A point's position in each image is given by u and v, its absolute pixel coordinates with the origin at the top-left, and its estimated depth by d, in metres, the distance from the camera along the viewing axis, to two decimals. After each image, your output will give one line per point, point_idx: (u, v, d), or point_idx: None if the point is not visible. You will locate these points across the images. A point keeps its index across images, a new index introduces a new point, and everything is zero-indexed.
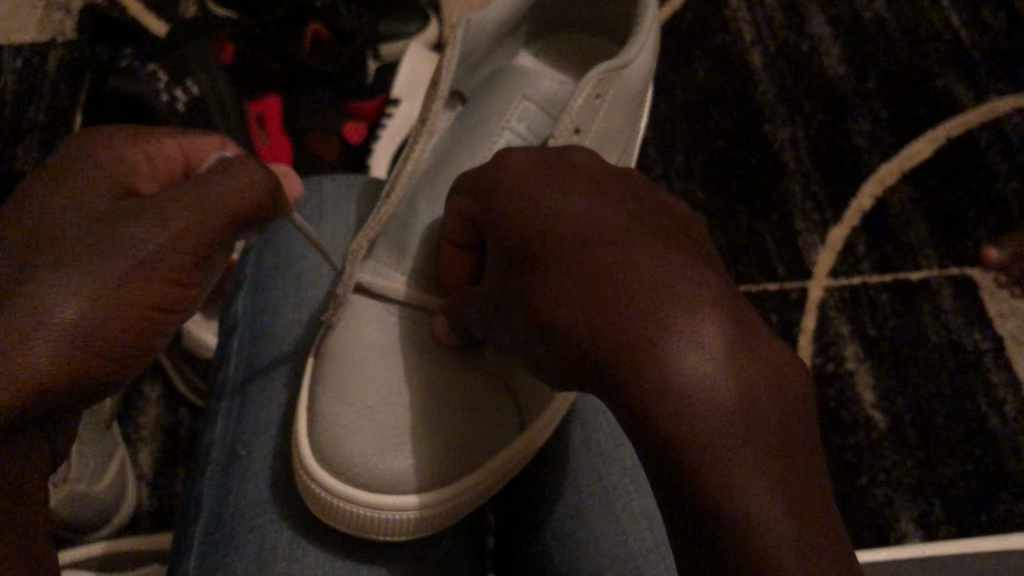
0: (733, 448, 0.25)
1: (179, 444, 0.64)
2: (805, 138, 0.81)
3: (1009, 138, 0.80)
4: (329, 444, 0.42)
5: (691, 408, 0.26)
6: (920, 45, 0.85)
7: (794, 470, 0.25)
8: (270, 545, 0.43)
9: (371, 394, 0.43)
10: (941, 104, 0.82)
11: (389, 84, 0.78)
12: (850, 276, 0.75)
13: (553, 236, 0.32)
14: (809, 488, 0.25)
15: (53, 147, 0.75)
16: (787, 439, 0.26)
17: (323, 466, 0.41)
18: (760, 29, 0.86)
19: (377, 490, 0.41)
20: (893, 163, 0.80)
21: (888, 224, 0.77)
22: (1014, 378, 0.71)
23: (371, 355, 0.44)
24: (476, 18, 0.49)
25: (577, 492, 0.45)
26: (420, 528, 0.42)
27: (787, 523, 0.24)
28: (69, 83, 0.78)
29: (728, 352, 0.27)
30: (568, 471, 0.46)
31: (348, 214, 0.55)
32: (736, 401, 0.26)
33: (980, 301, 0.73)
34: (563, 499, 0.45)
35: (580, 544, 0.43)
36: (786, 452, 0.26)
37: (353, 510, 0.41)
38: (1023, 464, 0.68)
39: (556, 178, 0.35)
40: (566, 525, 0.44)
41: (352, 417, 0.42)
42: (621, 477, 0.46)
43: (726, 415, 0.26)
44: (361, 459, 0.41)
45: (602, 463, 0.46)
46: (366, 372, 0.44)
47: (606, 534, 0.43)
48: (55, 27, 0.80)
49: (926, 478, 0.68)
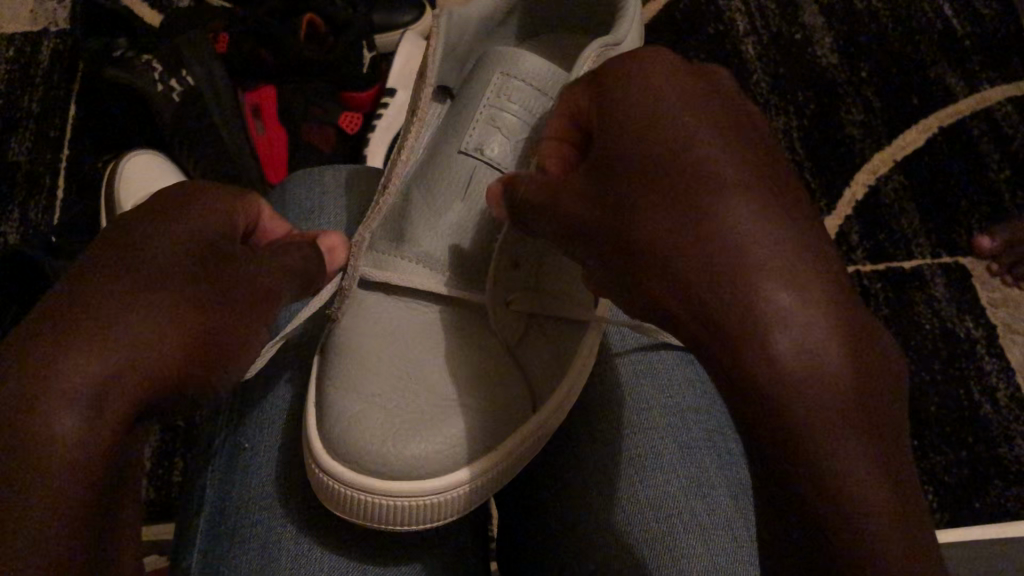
0: (809, 392, 0.25)
1: (178, 436, 0.64)
2: (799, 127, 0.81)
3: (1001, 126, 0.81)
4: (342, 436, 0.42)
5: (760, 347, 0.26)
6: (913, 34, 0.86)
7: (871, 419, 0.26)
8: (274, 540, 0.43)
9: (384, 391, 0.43)
10: (934, 93, 0.83)
11: (384, 74, 0.78)
12: (843, 265, 0.75)
13: (629, 183, 0.29)
14: (882, 433, 0.26)
15: (48, 137, 0.75)
16: (863, 388, 0.26)
17: (336, 457, 0.41)
18: (753, 18, 0.86)
19: (395, 476, 0.41)
20: (886, 153, 0.80)
21: (881, 212, 0.77)
22: (1005, 364, 0.71)
23: (384, 349, 0.45)
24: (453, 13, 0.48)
25: (639, 443, 0.46)
26: (441, 513, 0.42)
27: (863, 468, 0.25)
28: (63, 73, 0.77)
29: (805, 292, 0.26)
30: (627, 424, 0.47)
31: (346, 211, 0.55)
32: (800, 392, 0.25)
33: (972, 289, 0.74)
34: (625, 448, 0.46)
35: (642, 492, 0.45)
36: (856, 409, 0.25)
37: (370, 496, 0.41)
38: (1014, 450, 0.69)
39: (627, 105, 0.31)
40: (630, 474, 0.45)
41: (363, 408, 0.43)
42: (680, 433, 0.47)
43: (798, 360, 0.25)
44: (375, 448, 0.41)
45: (664, 419, 0.48)
46: (379, 366, 0.44)
47: (669, 487, 0.45)
48: (48, 16, 0.80)
49: (920, 464, 0.68)
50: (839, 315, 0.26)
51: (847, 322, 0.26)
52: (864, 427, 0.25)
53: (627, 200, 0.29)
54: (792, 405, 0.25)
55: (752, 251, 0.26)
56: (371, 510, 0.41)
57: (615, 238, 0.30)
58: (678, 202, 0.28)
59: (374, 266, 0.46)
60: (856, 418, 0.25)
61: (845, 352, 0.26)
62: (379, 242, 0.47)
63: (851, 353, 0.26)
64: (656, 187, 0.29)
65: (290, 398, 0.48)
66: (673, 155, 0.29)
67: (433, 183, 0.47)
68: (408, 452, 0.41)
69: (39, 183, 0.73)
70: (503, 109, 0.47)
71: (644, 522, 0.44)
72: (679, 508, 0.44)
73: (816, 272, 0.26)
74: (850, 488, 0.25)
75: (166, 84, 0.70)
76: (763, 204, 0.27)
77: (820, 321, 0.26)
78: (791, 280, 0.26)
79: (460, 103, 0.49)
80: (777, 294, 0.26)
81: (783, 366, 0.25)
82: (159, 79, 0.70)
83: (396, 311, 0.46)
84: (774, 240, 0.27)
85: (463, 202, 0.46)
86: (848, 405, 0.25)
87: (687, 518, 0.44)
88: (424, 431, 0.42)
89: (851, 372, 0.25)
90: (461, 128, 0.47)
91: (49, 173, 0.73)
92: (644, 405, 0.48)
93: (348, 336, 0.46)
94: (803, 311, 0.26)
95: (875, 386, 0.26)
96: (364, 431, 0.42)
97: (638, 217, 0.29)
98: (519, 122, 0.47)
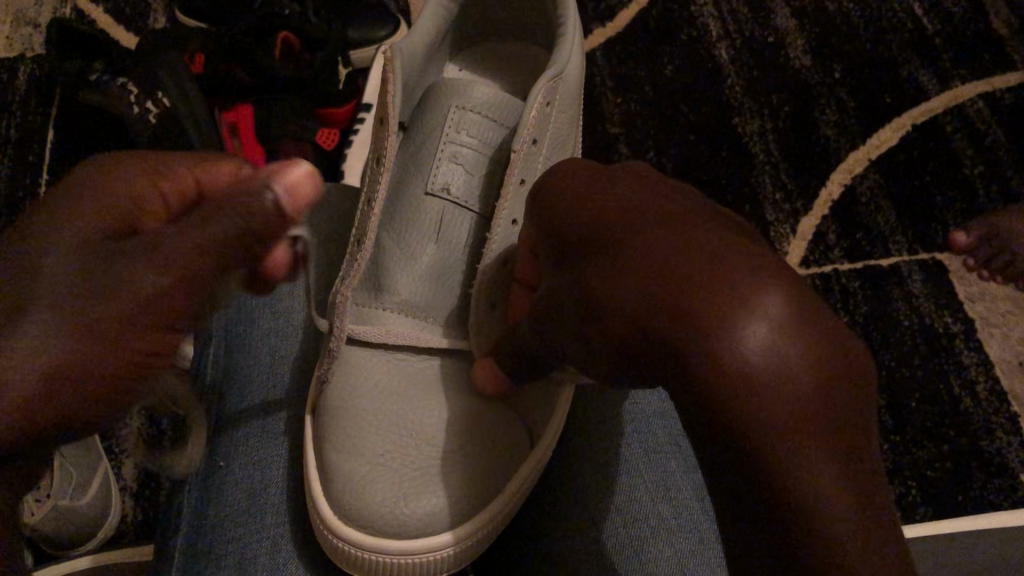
0: (808, 451, 0.28)
1: (163, 456, 0.64)
2: (774, 130, 0.82)
3: (973, 122, 0.82)
4: (351, 499, 0.42)
5: (761, 417, 0.29)
6: (884, 34, 0.87)
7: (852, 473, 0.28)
8: (252, 555, 0.43)
9: (381, 443, 0.44)
10: (906, 92, 0.83)
11: (360, 89, 0.78)
12: (821, 265, 0.76)
13: (616, 258, 0.34)
14: (864, 483, 0.29)
15: (26, 162, 0.75)
16: (846, 444, 0.29)
17: (348, 521, 0.42)
18: (726, 23, 0.87)
19: (412, 532, 0.42)
20: (861, 152, 0.81)
21: (857, 212, 0.78)
22: (985, 358, 0.72)
23: (377, 400, 0.45)
24: (403, 46, 0.49)
25: (631, 473, 0.46)
26: (457, 564, 0.43)
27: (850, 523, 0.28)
28: (40, 98, 0.78)
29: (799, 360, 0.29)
30: (620, 452, 0.47)
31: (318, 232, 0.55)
32: (778, 412, 0.28)
33: (950, 284, 0.75)
34: (619, 479, 0.46)
35: (637, 523, 0.44)
36: (841, 466, 0.28)
37: (394, 557, 0.42)
38: (995, 443, 0.69)
39: (604, 208, 0.36)
40: (626, 505, 0.45)
41: (368, 465, 0.43)
42: (670, 460, 0.47)
43: (791, 428, 0.28)
44: (388, 507, 0.42)
45: (654, 448, 0.48)
46: (376, 419, 0.44)
47: (663, 518, 0.45)
48: (24, 42, 0.80)
49: (902, 460, 0.69)
50: (811, 337, 0.29)
51: (815, 341, 0.29)
52: (839, 442, 0.29)
53: (609, 271, 0.33)
54: (790, 474, 0.28)
55: (723, 289, 0.30)
56: (393, 567, 0.42)
57: (604, 307, 0.33)
58: (657, 263, 0.32)
59: (358, 320, 0.47)
60: (825, 434, 0.28)
61: (816, 369, 0.29)
62: (359, 298, 0.47)
63: (817, 367, 0.29)
64: (640, 255, 0.33)
65: (274, 417, 0.49)
66: (649, 230, 0.34)
67: (409, 226, 0.48)
68: (421, 508, 0.42)
69: (18, 207, 0.73)
70: (461, 144, 0.49)
71: (643, 556, 0.43)
72: (677, 539, 0.44)
73: (788, 297, 0.30)
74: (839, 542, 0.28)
75: (142, 106, 0.71)
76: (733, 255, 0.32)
77: (793, 336, 0.29)
78: (768, 306, 0.30)
79: (416, 142, 0.50)
80: (754, 319, 0.29)
81: (766, 384, 0.29)
82: (134, 103, 0.71)
83: (383, 359, 0.46)
84: (748, 279, 0.30)
85: (437, 243, 0.48)
86: (819, 420, 0.28)
87: (685, 551, 0.44)
88: (432, 481, 0.43)
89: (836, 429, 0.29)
90: (424, 170, 0.49)
91: (28, 198, 0.73)
92: (619, 436, 0.48)
93: (347, 400, 0.45)
94: (776, 336, 0.29)
95: (852, 435, 0.29)
96: (376, 499, 0.42)
97: (636, 304, 0.32)
98: (479, 153, 0.50)
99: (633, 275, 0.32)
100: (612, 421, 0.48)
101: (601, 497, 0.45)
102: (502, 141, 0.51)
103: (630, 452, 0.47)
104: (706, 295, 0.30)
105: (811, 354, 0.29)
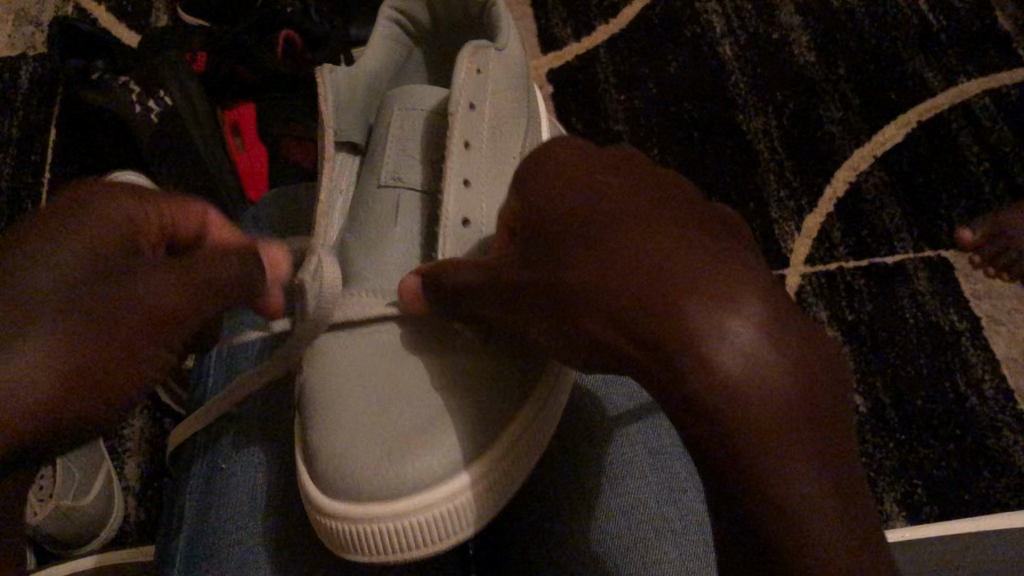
0: (784, 431, 0.27)
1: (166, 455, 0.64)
2: (778, 126, 0.82)
3: (979, 117, 0.81)
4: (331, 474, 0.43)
5: (730, 382, 0.28)
6: (889, 31, 0.86)
7: (819, 450, 0.27)
8: (254, 556, 0.44)
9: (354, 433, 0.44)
10: (912, 88, 0.83)
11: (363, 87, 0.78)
12: (826, 262, 0.75)
13: (583, 251, 0.33)
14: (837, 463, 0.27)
15: (29, 161, 0.75)
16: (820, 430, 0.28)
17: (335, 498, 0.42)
18: (730, 20, 0.87)
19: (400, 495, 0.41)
20: (866, 149, 0.81)
21: (863, 209, 0.78)
22: (991, 356, 0.72)
23: (349, 392, 0.46)
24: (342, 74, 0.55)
25: (623, 457, 0.47)
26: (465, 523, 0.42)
27: (825, 496, 0.26)
28: (42, 97, 0.78)
29: (759, 337, 0.28)
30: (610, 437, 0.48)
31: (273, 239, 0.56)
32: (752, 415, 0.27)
33: (957, 281, 0.74)
34: (610, 464, 0.47)
35: (637, 506, 0.45)
36: (811, 448, 0.27)
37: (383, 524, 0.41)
38: (1003, 441, 0.69)
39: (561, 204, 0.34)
40: (622, 488, 0.45)
41: (348, 445, 0.44)
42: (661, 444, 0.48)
43: (763, 398, 0.28)
44: (374, 477, 0.42)
45: (642, 432, 0.48)
46: (346, 412, 0.45)
47: (660, 500, 0.45)
48: (26, 42, 0.80)
49: (909, 458, 0.68)
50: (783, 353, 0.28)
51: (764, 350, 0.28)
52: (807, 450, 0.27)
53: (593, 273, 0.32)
54: (751, 446, 0.27)
55: (673, 307, 0.29)
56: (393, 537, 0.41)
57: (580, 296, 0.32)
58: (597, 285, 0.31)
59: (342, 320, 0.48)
60: (793, 441, 0.27)
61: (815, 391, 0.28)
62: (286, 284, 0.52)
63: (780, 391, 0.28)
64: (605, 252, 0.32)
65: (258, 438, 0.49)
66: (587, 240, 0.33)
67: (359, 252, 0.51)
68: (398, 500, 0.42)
69: (21, 206, 0.73)
70: (414, 157, 0.53)
71: (646, 537, 0.44)
72: (680, 519, 0.45)
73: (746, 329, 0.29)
74: (803, 514, 0.26)
75: None
76: (690, 264, 0.30)
77: (755, 357, 0.28)
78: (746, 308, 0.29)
79: (374, 160, 0.54)
80: (728, 325, 0.29)
81: (704, 380, 0.28)
82: (136, 101, 0.70)
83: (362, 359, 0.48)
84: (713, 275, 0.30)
85: (403, 243, 0.51)
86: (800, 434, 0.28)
87: (688, 527, 0.44)
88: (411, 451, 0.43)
89: (806, 405, 0.28)
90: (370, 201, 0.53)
91: (32, 197, 0.73)
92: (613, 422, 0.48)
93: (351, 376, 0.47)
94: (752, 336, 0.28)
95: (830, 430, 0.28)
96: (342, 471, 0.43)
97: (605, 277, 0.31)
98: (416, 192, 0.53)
99: (580, 287, 0.32)
100: (621, 413, 0.49)
101: (598, 484, 0.46)
102: (439, 146, 0.54)
103: (637, 445, 0.47)
104: (657, 273, 0.30)
105: (795, 384, 0.28)
